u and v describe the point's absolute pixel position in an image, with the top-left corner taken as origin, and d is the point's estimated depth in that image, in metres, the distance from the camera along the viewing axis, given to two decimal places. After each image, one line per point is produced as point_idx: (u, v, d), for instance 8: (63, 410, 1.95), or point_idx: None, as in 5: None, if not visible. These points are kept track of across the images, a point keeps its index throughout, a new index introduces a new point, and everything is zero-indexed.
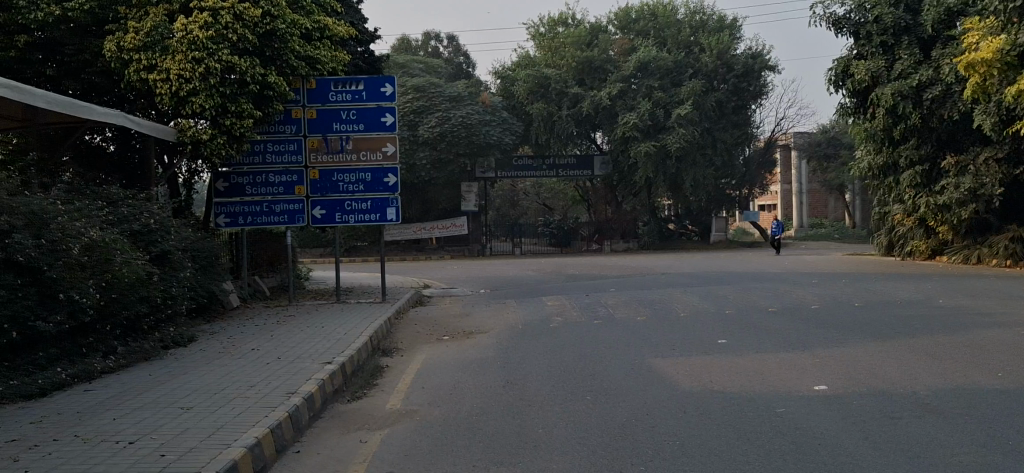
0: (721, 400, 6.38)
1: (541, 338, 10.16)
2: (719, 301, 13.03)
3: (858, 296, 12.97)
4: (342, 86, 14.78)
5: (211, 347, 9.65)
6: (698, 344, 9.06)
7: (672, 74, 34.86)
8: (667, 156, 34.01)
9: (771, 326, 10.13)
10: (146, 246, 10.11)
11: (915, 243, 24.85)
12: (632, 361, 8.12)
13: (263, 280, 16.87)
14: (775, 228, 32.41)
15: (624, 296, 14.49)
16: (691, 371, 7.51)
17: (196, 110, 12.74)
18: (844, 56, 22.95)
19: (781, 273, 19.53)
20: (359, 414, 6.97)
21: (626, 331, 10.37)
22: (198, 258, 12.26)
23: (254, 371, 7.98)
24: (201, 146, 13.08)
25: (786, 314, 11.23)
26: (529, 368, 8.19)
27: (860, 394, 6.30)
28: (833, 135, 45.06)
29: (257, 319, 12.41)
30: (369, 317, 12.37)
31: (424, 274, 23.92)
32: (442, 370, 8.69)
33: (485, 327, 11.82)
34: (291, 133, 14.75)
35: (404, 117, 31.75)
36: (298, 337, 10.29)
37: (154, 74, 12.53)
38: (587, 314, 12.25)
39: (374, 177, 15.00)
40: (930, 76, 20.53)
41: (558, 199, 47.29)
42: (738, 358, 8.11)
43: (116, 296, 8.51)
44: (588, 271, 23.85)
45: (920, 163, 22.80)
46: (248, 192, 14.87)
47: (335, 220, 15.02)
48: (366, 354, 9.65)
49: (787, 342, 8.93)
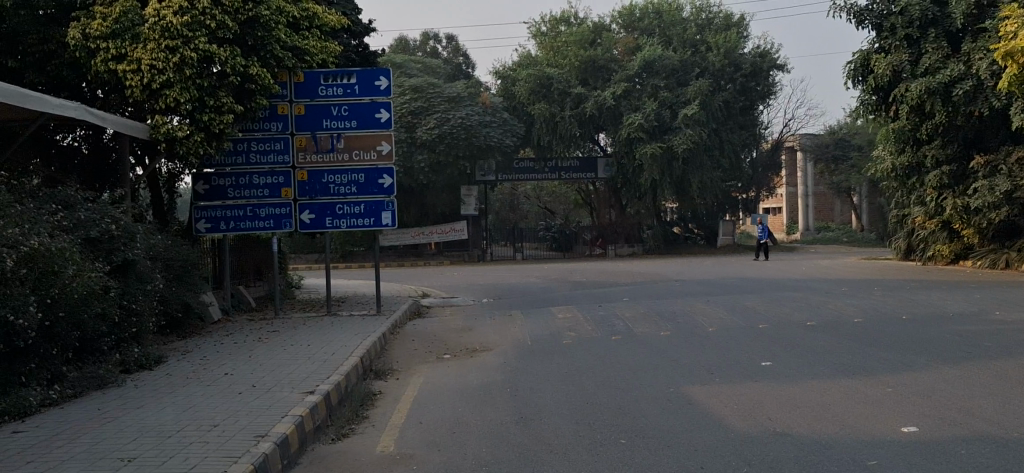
0: (792, 446, 5.17)
1: (555, 359, 8.93)
2: (748, 313, 11.80)
3: (902, 307, 11.72)
4: (332, 79, 13.54)
5: (177, 372, 8.41)
6: (740, 366, 7.84)
7: (678, 73, 33.64)
8: (674, 158, 32.71)
9: (816, 344, 8.89)
10: (104, 255, 8.75)
11: (938, 247, 23.56)
12: (668, 391, 6.90)
13: (248, 291, 15.58)
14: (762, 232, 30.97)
15: (641, 306, 13.28)
16: (741, 404, 6.33)
17: (170, 104, 11.51)
18: (865, 49, 21.69)
19: (803, 279, 18.29)
20: (344, 459, 5.72)
21: (653, 349, 9.13)
22: (173, 267, 11.01)
23: (225, 404, 6.73)
24: (176, 144, 11.76)
25: (831, 328, 9.95)
26: (547, 399, 6.99)
27: (965, 440, 5.07)
28: (841, 136, 43.87)
29: (237, 336, 11.14)
30: (362, 333, 11.11)
31: (422, 281, 22.71)
32: (443, 398, 7.47)
33: (491, 344, 10.54)
34: (278, 130, 13.56)
35: (402, 119, 30.53)
36: (279, 358, 9.06)
37: (124, 65, 11.32)
38: (603, 329, 10.99)
39: (368, 178, 13.73)
40: (962, 71, 19.22)
41: (559, 203, 46.11)
42: (792, 385, 6.90)
43: (64, 315, 7.21)
44: (596, 277, 22.63)
45: (946, 163, 21.58)
46: (230, 195, 13.66)
47: (326, 225, 13.76)
48: (355, 378, 8.43)
49: (843, 364, 7.69)
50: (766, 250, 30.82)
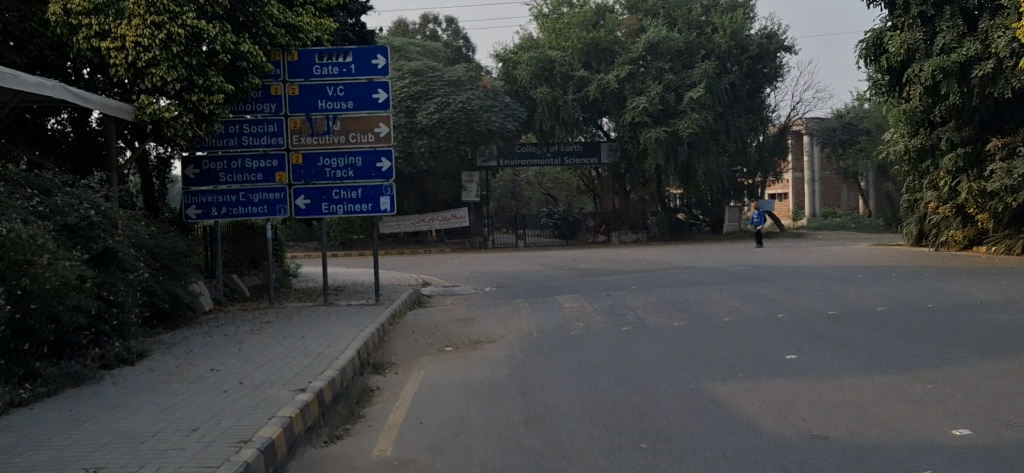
0: (835, 452, 4.65)
1: (563, 352, 8.39)
2: (763, 302, 11.25)
3: (925, 295, 11.16)
4: (327, 58, 12.95)
5: (160, 367, 7.88)
6: (764, 360, 7.30)
7: (683, 56, 32.96)
8: (679, 142, 32.13)
9: (841, 335, 8.34)
10: (82, 243, 8.18)
11: (951, 233, 23.01)
12: (688, 389, 6.39)
13: (243, 279, 15.01)
14: (756, 218, 30.15)
15: (651, 295, 12.74)
16: (771, 404, 5.80)
17: (156, 84, 10.92)
18: (877, 28, 20.87)
19: (815, 266, 17.73)
20: (335, 464, 5.19)
21: (666, 341, 8.60)
22: (160, 255, 10.48)
23: (207, 403, 6.21)
24: (162, 126, 11.19)
25: (854, 318, 9.39)
26: (558, 397, 6.47)
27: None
28: (847, 120, 43.09)
29: (228, 327, 10.61)
30: (359, 324, 10.59)
31: (423, 269, 22.16)
32: (444, 395, 6.95)
33: (494, 336, 9.99)
34: (272, 112, 13.01)
35: (402, 103, 29.87)
36: (269, 352, 8.53)
37: (107, 42, 10.74)
38: (613, 319, 10.42)
39: (366, 162, 13.13)
40: (979, 50, 18.51)
41: (562, 189, 45.49)
42: (823, 382, 6.36)
43: (37, 307, 6.65)
44: (600, 264, 22.09)
45: (960, 146, 20.82)
46: (222, 180, 13.09)
47: (322, 210, 13.17)
48: (350, 373, 7.91)
49: (874, 357, 7.15)
50: (760, 237, 30.01)
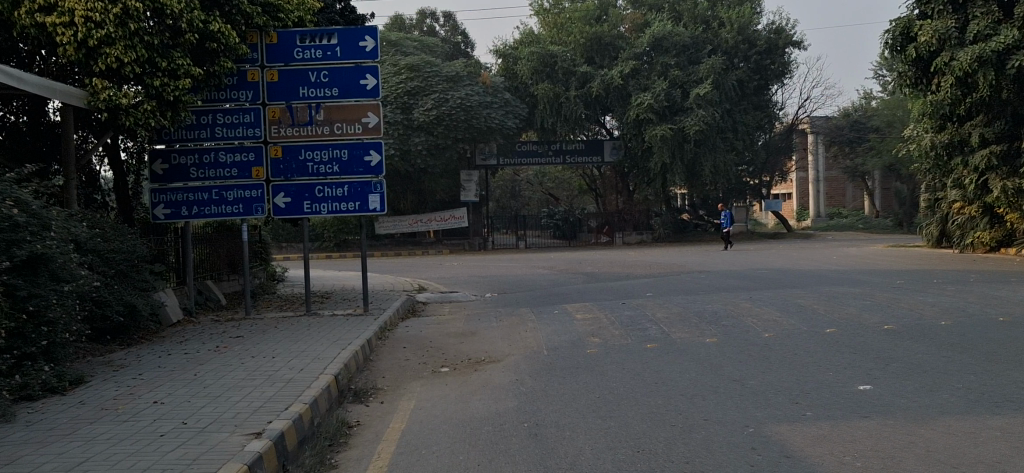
0: None
1: (582, 379, 7.03)
2: (803, 313, 9.91)
3: (992, 305, 9.80)
4: (310, 40, 11.62)
5: (96, 399, 6.52)
6: (831, 393, 5.96)
7: (688, 51, 31.48)
8: (685, 140, 30.66)
9: (914, 359, 6.96)
10: (5, 249, 6.53)
11: (977, 235, 21.63)
12: (750, 435, 5.03)
13: (219, 286, 13.64)
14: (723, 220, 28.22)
15: (671, 304, 11.39)
16: (868, 464, 4.41)
17: (111, 66, 9.39)
18: (904, 17, 19.40)
19: (839, 269, 16.40)
20: None
21: (704, 366, 7.21)
22: (112, 261, 9.08)
23: (128, 458, 4.81)
24: (121, 114, 9.60)
25: (920, 335, 8.05)
26: (581, 445, 5.09)
27: None
28: (856, 119, 41.75)
29: (191, 344, 9.18)
30: (341, 339, 9.19)
31: (417, 274, 20.74)
32: (438, 438, 5.59)
33: (499, 355, 8.58)
34: (248, 100, 11.63)
35: (398, 99, 28.40)
36: (230, 378, 7.17)
37: (54, 17, 9.16)
38: (633, 335, 9.08)
39: (352, 155, 11.72)
40: (1018, 37, 16.91)
41: (563, 189, 44.12)
42: (921, 426, 5.02)
43: None
44: (607, 268, 20.70)
45: (993, 142, 19.36)
46: (192, 176, 11.70)
47: (303, 210, 11.75)
48: (327, 406, 6.55)
49: (972, 392, 5.80)
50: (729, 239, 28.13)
